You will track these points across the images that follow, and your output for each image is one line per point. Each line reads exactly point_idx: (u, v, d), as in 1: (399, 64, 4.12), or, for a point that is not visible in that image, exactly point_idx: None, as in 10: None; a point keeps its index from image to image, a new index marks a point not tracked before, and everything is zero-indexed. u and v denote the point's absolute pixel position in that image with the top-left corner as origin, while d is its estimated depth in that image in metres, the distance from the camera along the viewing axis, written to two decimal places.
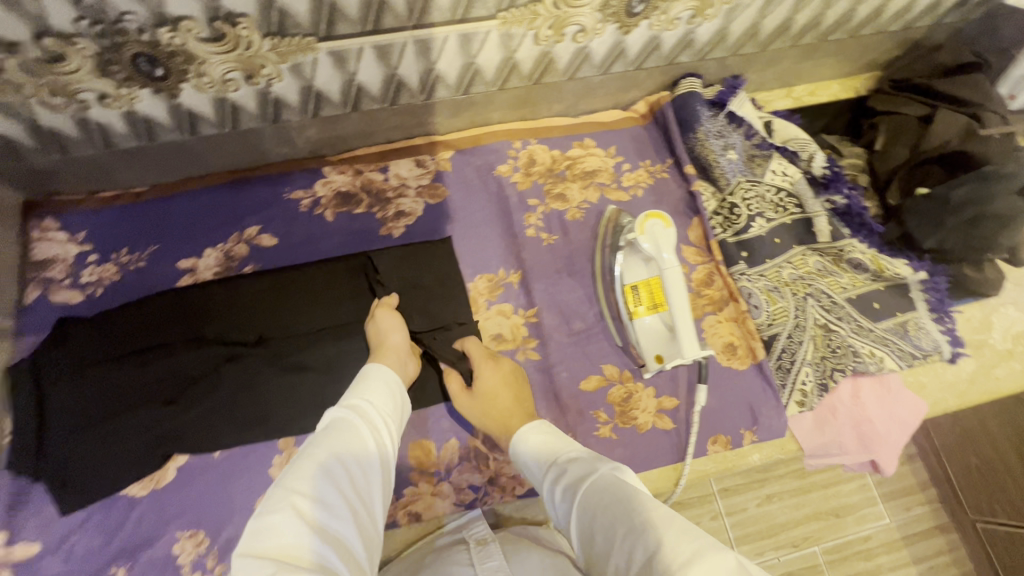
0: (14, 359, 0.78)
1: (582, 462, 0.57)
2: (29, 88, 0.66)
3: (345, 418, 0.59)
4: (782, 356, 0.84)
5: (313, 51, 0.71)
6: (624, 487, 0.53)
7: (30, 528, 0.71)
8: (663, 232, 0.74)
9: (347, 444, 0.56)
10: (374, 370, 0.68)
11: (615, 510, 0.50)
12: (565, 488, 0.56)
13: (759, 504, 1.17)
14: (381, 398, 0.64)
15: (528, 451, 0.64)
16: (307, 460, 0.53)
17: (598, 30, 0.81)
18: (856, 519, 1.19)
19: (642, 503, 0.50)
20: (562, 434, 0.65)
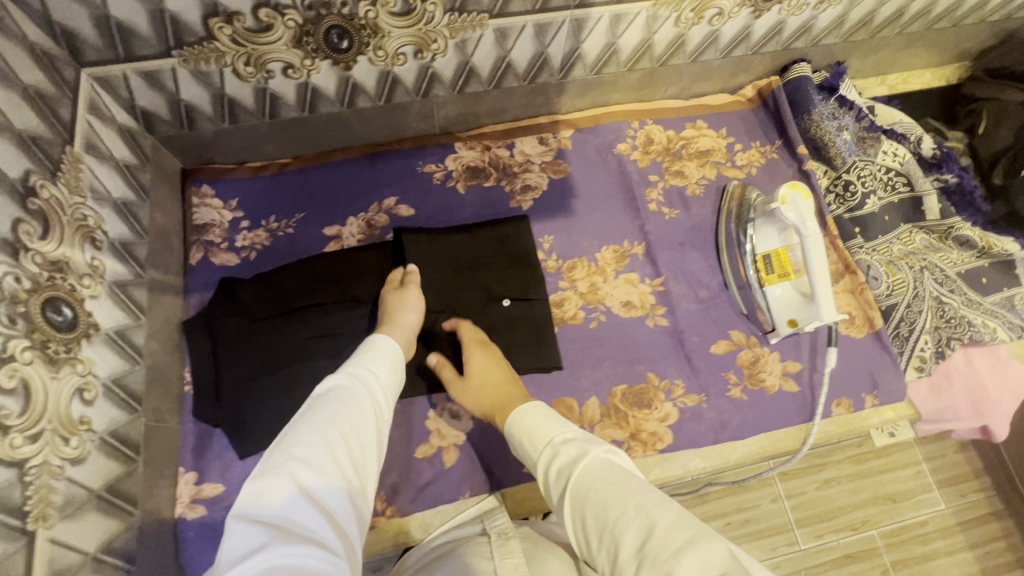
0: (187, 314, 0.82)
1: (579, 446, 0.58)
2: (230, 57, 0.71)
3: (344, 387, 0.58)
4: (900, 324, 0.89)
5: (482, 28, 0.76)
6: (621, 474, 0.53)
7: (214, 471, 0.75)
8: (804, 203, 0.80)
9: (345, 411, 0.55)
10: (379, 342, 0.67)
11: (611, 494, 0.51)
12: (561, 468, 0.57)
13: (819, 488, 1.17)
14: (380, 369, 0.63)
15: (517, 429, 0.64)
16: (305, 427, 0.52)
17: (733, 13, 0.86)
18: (913, 503, 1.19)
19: (638, 490, 0.51)
20: (550, 414, 0.64)
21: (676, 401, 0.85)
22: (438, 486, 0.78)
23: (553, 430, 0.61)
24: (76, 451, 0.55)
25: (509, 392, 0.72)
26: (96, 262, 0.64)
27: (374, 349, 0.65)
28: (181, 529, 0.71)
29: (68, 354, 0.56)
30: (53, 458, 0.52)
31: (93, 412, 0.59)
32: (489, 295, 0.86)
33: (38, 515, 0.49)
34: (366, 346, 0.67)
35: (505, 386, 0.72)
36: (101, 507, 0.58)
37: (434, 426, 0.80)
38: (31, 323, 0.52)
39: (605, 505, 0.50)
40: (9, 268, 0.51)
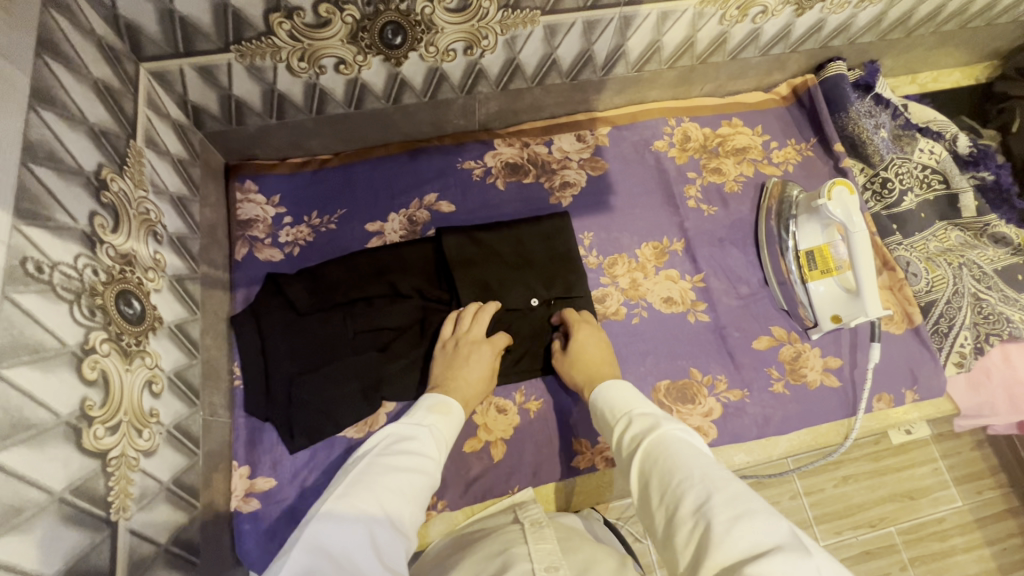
0: (234, 309, 0.83)
1: (651, 417, 0.58)
2: (285, 52, 0.71)
3: (413, 444, 0.60)
4: (939, 321, 0.90)
5: (533, 25, 0.77)
6: (689, 447, 0.53)
7: (265, 465, 0.75)
8: (849, 200, 0.81)
9: (408, 470, 0.57)
10: (452, 407, 0.68)
11: (674, 460, 0.51)
12: (632, 434, 0.58)
13: (837, 485, 1.18)
14: (448, 436, 0.65)
15: (598, 398, 0.67)
16: (370, 478, 0.54)
17: (776, 11, 0.86)
18: (930, 500, 1.19)
19: (703, 462, 0.50)
20: (634, 391, 0.65)
21: (719, 397, 0.85)
22: (486, 480, 0.79)
23: (631, 401, 0.63)
24: (148, 443, 0.55)
25: (602, 368, 0.74)
26: (158, 256, 0.64)
27: (449, 413, 0.67)
28: (237, 522, 0.72)
29: (138, 346, 0.56)
30: (129, 449, 0.52)
31: (160, 405, 0.59)
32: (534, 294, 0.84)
33: (120, 506, 0.49)
34: (442, 403, 0.68)
35: (600, 363, 0.74)
36: (169, 499, 0.58)
37: (482, 421, 0.80)
38: (108, 315, 0.52)
39: (666, 469, 0.51)
40: (89, 260, 0.51)
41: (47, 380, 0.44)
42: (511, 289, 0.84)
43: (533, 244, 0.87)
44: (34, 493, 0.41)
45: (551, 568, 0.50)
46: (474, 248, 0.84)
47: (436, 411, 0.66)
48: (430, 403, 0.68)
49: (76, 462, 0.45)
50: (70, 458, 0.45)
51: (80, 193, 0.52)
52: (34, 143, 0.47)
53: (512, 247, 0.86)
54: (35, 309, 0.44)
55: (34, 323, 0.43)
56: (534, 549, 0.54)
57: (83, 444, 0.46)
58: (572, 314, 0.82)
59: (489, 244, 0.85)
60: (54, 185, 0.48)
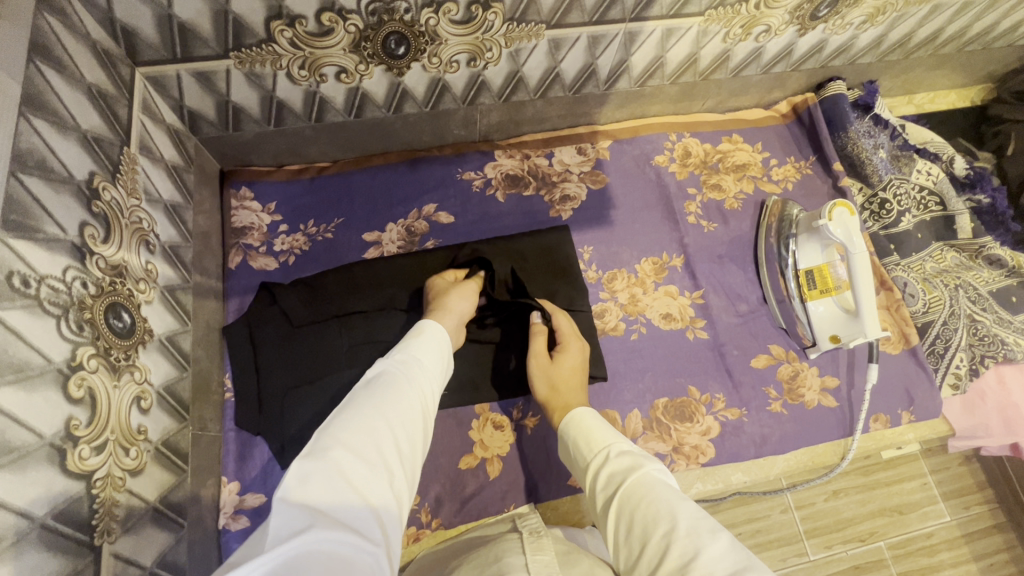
0: (227, 320, 0.81)
1: (631, 459, 0.56)
2: (285, 60, 0.70)
3: (392, 376, 0.54)
4: (935, 342, 0.90)
5: (538, 38, 0.76)
6: (669, 493, 0.51)
7: (256, 480, 0.73)
8: (849, 221, 0.82)
9: (394, 404, 0.50)
10: (427, 329, 0.63)
11: (656, 510, 0.49)
12: (611, 477, 0.56)
13: (827, 500, 1.18)
14: (429, 358, 0.59)
15: (574, 433, 0.64)
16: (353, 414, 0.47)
17: (780, 31, 0.86)
18: (919, 516, 1.19)
19: (688, 510, 0.48)
20: (607, 423, 0.64)
21: (717, 415, 0.84)
22: (483, 497, 0.77)
23: (609, 438, 0.61)
24: (135, 462, 0.54)
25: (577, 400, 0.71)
26: (149, 266, 0.62)
27: (423, 335, 0.62)
28: (225, 539, 0.70)
29: (127, 361, 0.55)
30: (115, 470, 0.50)
31: (148, 421, 0.57)
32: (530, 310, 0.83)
33: (104, 529, 0.47)
34: (415, 330, 0.63)
35: (575, 390, 0.72)
36: (156, 519, 0.56)
37: (478, 437, 0.79)
38: (96, 330, 0.51)
39: (648, 518, 0.49)
40: (78, 272, 0.49)
41: (32, 400, 0.42)
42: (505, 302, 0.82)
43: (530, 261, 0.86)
44: (15, 520, 0.39)
45: None
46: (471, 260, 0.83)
47: (409, 340, 0.61)
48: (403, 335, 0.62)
49: (60, 485, 0.43)
50: (54, 481, 0.43)
51: (70, 202, 0.50)
52: (24, 152, 0.45)
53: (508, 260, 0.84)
54: (20, 325, 0.42)
55: (18, 339, 0.41)
56: (530, 559, 0.51)
57: (68, 467, 0.44)
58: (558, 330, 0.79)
59: (487, 257, 0.84)
60: (43, 195, 0.46)
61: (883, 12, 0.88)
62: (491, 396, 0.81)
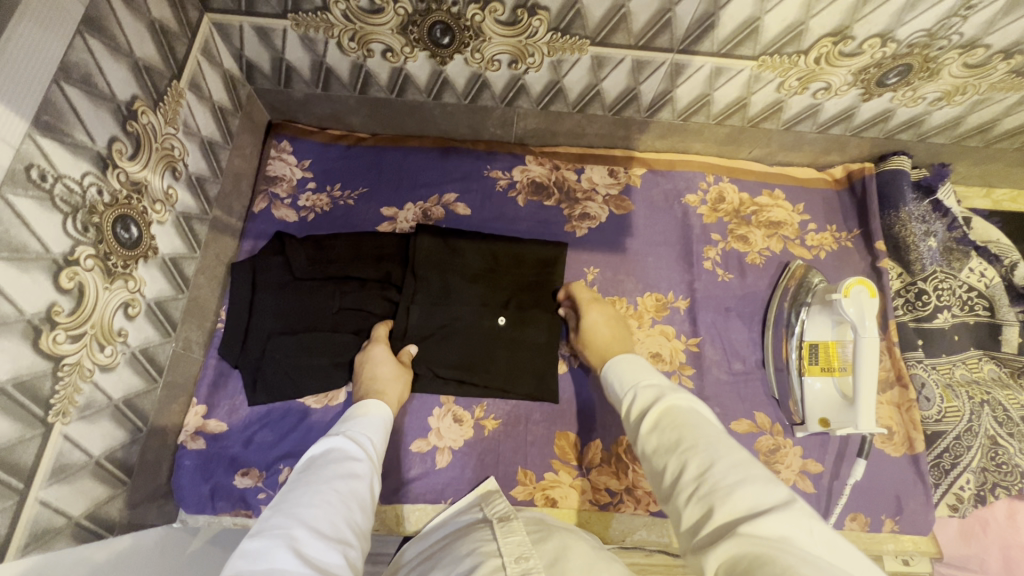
0: (238, 257, 0.86)
1: (658, 390, 0.57)
2: (337, 30, 0.74)
3: (344, 444, 0.59)
4: (942, 455, 0.82)
5: (581, 52, 0.76)
6: (697, 419, 0.51)
7: (222, 408, 0.77)
8: (867, 302, 0.75)
9: (348, 470, 0.56)
10: (371, 407, 0.67)
11: (680, 429, 0.50)
12: (639, 408, 0.57)
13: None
14: (376, 434, 0.64)
15: (610, 372, 0.66)
16: (308, 482, 0.52)
17: (841, 91, 0.82)
18: None
19: (711, 432, 0.49)
20: (644, 364, 0.65)
21: None
22: (424, 484, 0.78)
23: (640, 378, 0.61)
24: (108, 360, 0.59)
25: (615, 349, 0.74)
26: (170, 190, 0.68)
27: (368, 413, 0.67)
28: (179, 455, 0.74)
29: (124, 270, 0.60)
30: (86, 361, 0.55)
31: (131, 327, 0.62)
32: (486, 309, 0.84)
33: (60, 410, 0.52)
34: (359, 407, 0.67)
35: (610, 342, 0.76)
36: (115, 417, 0.61)
37: (436, 424, 0.80)
38: (101, 235, 0.56)
39: (671, 436, 0.50)
40: (96, 179, 0.55)
41: (21, 279, 0.47)
42: (464, 296, 0.84)
43: (507, 263, 0.87)
44: None
45: (522, 557, 0.46)
46: (445, 252, 0.86)
47: (353, 417, 0.65)
48: (347, 414, 0.66)
49: (27, 359, 0.48)
50: (22, 354, 0.48)
51: (105, 118, 0.55)
52: (72, 64, 0.51)
53: (480, 259, 0.86)
54: (28, 213, 0.47)
55: (22, 224, 0.46)
56: (502, 544, 0.49)
57: (39, 345, 0.49)
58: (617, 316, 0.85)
59: (461, 252, 0.86)
60: (80, 105, 0.52)
61: (963, 92, 0.81)
62: (457, 390, 0.82)
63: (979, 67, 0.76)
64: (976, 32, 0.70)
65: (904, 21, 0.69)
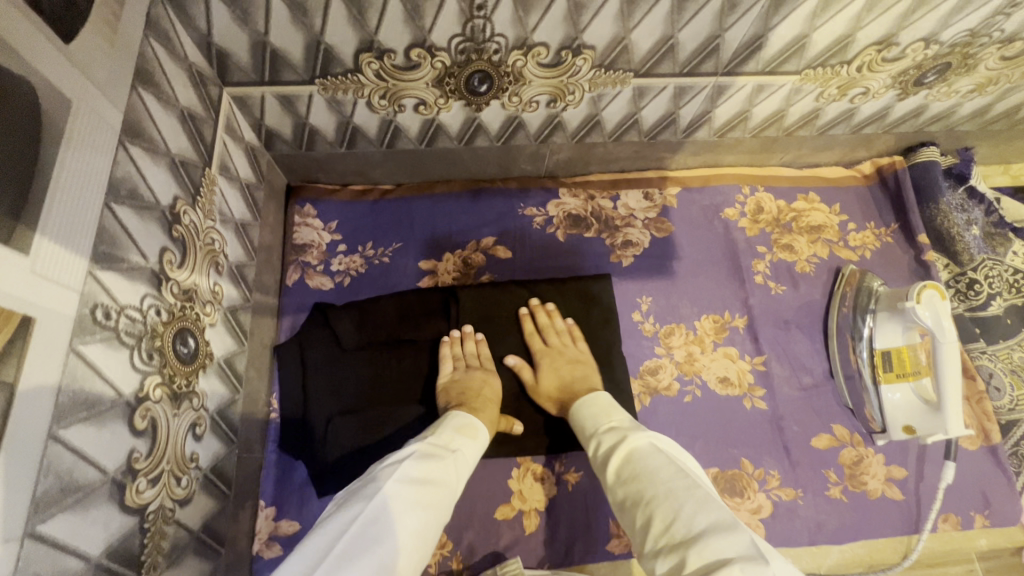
0: (279, 337, 0.81)
1: (618, 433, 0.61)
2: (367, 90, 0.70)
3: (443, 463, 0.57)
4: (1019, 443, 0.83)
5: (623, 85, 0.73)
6: (657, 461, 0.55)
7: (291, 506, 0.72)
8: (939, 305, 0.75)
9: (434, 501, 0.53)
10: (478, 435, 0.64)
11: (645, 478, 0.54)
12: (603, 451, 0.61)
13: None
14: (471, 462, 0.61)
15: (572, 415, 0.69)
16: (403, 501, 0.51)
17: (879, 94, 0.81)
18: None
19: (670, 476, 0.52)
20: (608, 399, 0.68)
21: (770, 494, 0.79)
22: (516, 552, 0.74)
23: (598, 418, 0.65)
24: (185, 491, 0.53)
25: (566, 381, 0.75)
26: (216, 287, 0.62)
27: (474, 438, 0.63)
28: (256, 566, 0.69)
29: (188, 388, 0.54)
30: (166, 500, 0.50)
31: (200, 447, 0.57)
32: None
33: (151, 564, 0.47)
34: (468, 426, 0.64)
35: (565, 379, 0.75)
36: (197, 549, 0.55)
37: (518, 487, 0.77)
38: (164, 357, 0.50)
39: (635, 488, 0.54)
40: (154, 299, 0.49)
41: (101, 436, 0.41)
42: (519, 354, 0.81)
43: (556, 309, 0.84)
44: (72, 562, 0.39)
45: None
46: (493, 308, 0.83)
47: (461, 433, 0.62)
48: (455, 424, 0.63)
49: (115, 522, 0.43)
50: (111, 518, 0.42)
51: (154, 228, 0.50)
52: (118, 180, 0.45)
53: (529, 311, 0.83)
54: (98, 359, 0.42)
55: (95, 374, 0.41)
56: None
57: (125, 502, 0.44)
58: (533, 344, 0.79)
59: (510, 304, 0.83)
60: (131, 223, 0.46)
61: (996, 82, 0.82)
62: (532, 448, 0.78)
63: (1014, 58, 0.76)
64: (1016, 27, 0.71)
65: (949, 24, 0.69)
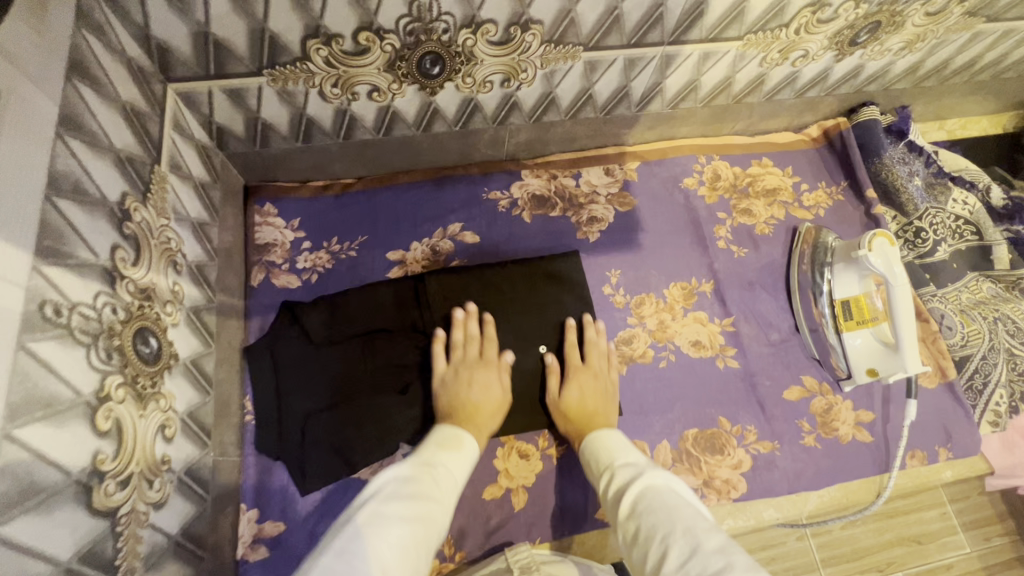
0: (249, 339, 0.79)
1: (636, 469, 0.61)
2: (318, 78, 0.69)
3: (434, 475, 0.59)
4: (973, 377, 0.87)
5: (574, 60, 0.74)
6: (674, 501, 0.54)
7: (274, 507, 0.71)
8: (890, 251, 0.79)
9: (429, 508, 0.54)
10: (466, 443, 0.66)
11: (659, 514, 0.53)
12: (615, 489, 0.61)
13: (843, 527, 1.03)
14: (460, 476, 0.62)
15: (588, 451, 0.69)
16: (398, 503, 0.53)
17: (818, 56, 0.85)
18: (938, 546, 1.04)
19: (687, 514, 0.52)
20: (621, 440, 0.68)
21: (749, 448, 0.82)
22: (507, 530, 0.75)
23: (615, 457, 0.65)
24: (158, 495, 0.51)
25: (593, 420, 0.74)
26: (176, 286, 0.61)
27: (461, 448, 0.65)
28: (242, 570, 0.68)
29: (153, 389, 0.53)
30: (139, 504, 0.48)
31: (172, 450, 0.55)
32: (518, 331, 0.82)
33: (127, 569, 0.45)
34: (453, 438, 0.66)
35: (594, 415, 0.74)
36: (177, 554, 0.54)
37: (504, 466, 0.77)
38: (124, 357, 0.49)
39: (649, 522, 0.53)
40: (109, 297, 0.48)
41: (61, 436, 0.40)
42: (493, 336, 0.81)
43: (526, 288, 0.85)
44: (41, 566, 0.37)
45: None
46: (465, 292, 0.83)
47: (437, 453, 0.63)
48: (438, 440, 0.65)
49: (84, 526, 0.41)
50: (79, 522, 0.41)
51: (103, 225, 0.48)
52: (59, 174, 0.44)
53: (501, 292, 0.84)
54: (53, 357, 0.40)
55: (49, 372, 0.39)
56: None
57: (94, 505, 0.42)
58: (572, 357, 0.79)
59: (480, 286, 0.84)
60: (77, 219, 0.45)
61: (923, 39, 0.86)
62: (513, 427, 0.78)
63: (938, 14, 0.81)
64: None
65: None
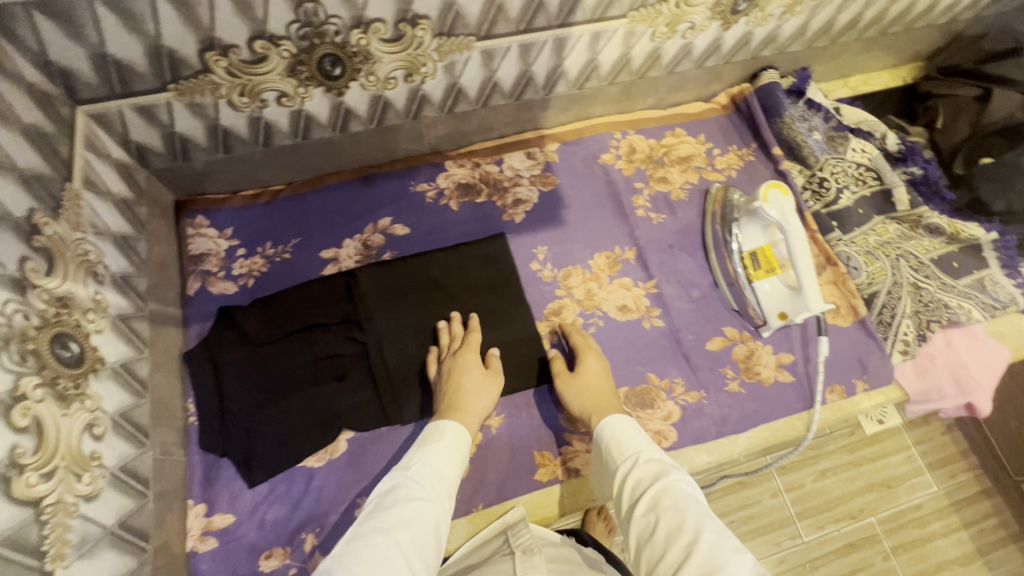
0: (188, 345, 0.82)
1: (660, 467, 0.60)
2: (224, 88, 0.73)
3: (417, 476, 0.59)
4: (883, 311, 0.93)
5: (469, 50, 0.79)
6: (697, 510, 0.53)
7: (222, 500, 0.74)
8: (783, 201, 0.85)
9: (418, 514, 0.55)
10: (447, 431, 0.66)
11: (681, 521, 0.52)
12: (636, 482, 0.60)
13: (817, 480, 1.10)
14: (445, 465, 0.62)
15: (603, 435, 0.68)
16: (384, 517, 0.53)
17: (705, 26, 0.90)
18: (906, 488, 1.11)
19: (711, 527, 0.51)
20: (637, 429, 0.67)
21: (678, 399, 0.86)
22: None
23: (640, 445, 0.64)
24: (89, 488, 0.55)
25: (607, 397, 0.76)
26: (99, 296, 0.64)
27: (442, 438, 0.65)
28: (194, 562, 0.71)
29: (77, 390, 0.56)
30: (67, 495, 0.51)
31: (102, 447, 0.58)
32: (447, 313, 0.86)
33: (56, 554, 0.49)
34: (436, 430, 0.67)
35: (604, 387, 0.77)
36: (113, 544, 0.57)
37: None
38: (41, 360, 0.52)
39: (672, 523, 0.52)
40: (18, 305, 0.51)
41: None
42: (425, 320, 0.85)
43: (455, 272, 0.89)
44: None
45: None
46: (395, 280, 0.87)
47: (427, 446, 0.64)
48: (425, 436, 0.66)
49: (3, 512, 0.44)
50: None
51: (8, 239, 0.52)
52: None
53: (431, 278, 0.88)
54: None
55: None
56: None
57: (12, 493, 0.45)
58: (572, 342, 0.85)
59: (410, 274, 0.88)
60: None
61: (800, 2, 0.93)
62: None
63: None
64: None
65: None
